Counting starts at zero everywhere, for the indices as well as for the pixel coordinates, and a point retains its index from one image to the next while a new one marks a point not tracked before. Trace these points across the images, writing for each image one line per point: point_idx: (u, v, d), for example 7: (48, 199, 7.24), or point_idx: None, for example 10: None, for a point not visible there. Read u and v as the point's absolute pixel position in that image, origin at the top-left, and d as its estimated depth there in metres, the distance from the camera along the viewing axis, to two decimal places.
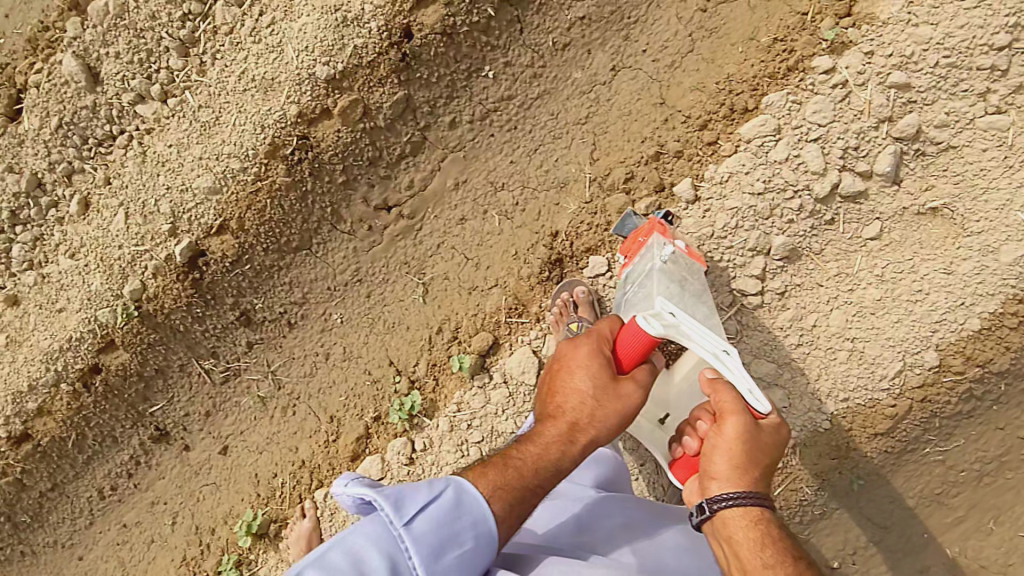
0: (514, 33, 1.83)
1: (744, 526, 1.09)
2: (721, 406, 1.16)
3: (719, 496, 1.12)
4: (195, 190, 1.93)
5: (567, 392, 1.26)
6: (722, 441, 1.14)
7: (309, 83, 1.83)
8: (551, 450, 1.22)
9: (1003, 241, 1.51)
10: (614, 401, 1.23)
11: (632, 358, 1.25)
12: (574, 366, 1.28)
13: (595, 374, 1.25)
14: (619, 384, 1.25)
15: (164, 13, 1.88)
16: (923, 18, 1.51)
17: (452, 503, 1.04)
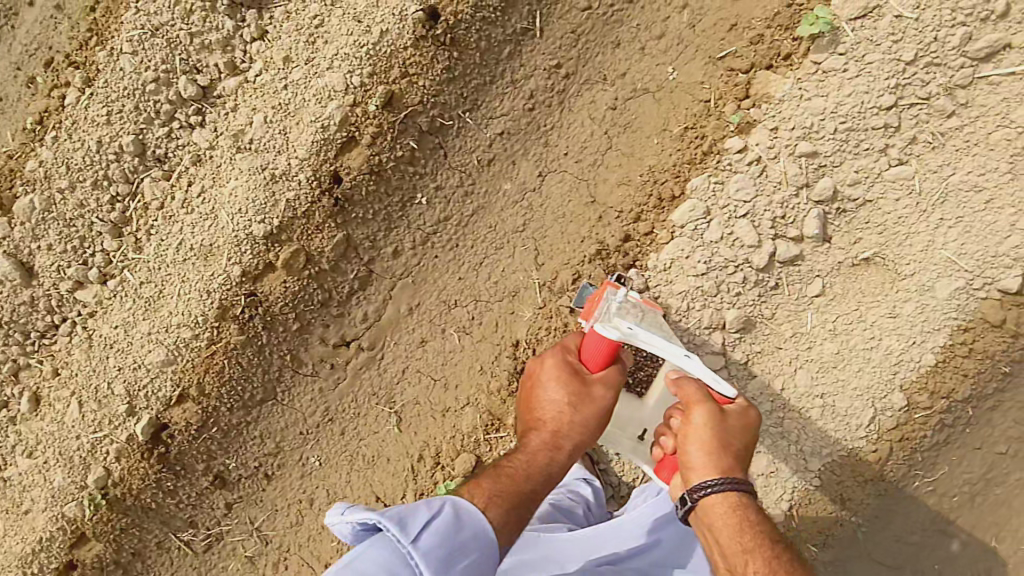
0: (440, 158, 1.91)
1: (724, 513, 1.26)
2: (689, 398, 1.34)
3: (699, 485, 1.28)
4: (148, 365, 1.88)
5: (545, 401, 1.48)
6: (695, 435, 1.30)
7: (247, 242, 1.85)
8: (538, 454, 1.43)
9: (935, 278, 1.60)
10: (587, 405, 1.45)
11: (596, 362, 1.46)
12: (547, 378, 1.50)
13: (566, 383, 1.47)
14: (587, 386, 1.47)
15: (93, 200, 1.89)
16: (811, 92, 1.64)
17: (452, 518, 1.13)
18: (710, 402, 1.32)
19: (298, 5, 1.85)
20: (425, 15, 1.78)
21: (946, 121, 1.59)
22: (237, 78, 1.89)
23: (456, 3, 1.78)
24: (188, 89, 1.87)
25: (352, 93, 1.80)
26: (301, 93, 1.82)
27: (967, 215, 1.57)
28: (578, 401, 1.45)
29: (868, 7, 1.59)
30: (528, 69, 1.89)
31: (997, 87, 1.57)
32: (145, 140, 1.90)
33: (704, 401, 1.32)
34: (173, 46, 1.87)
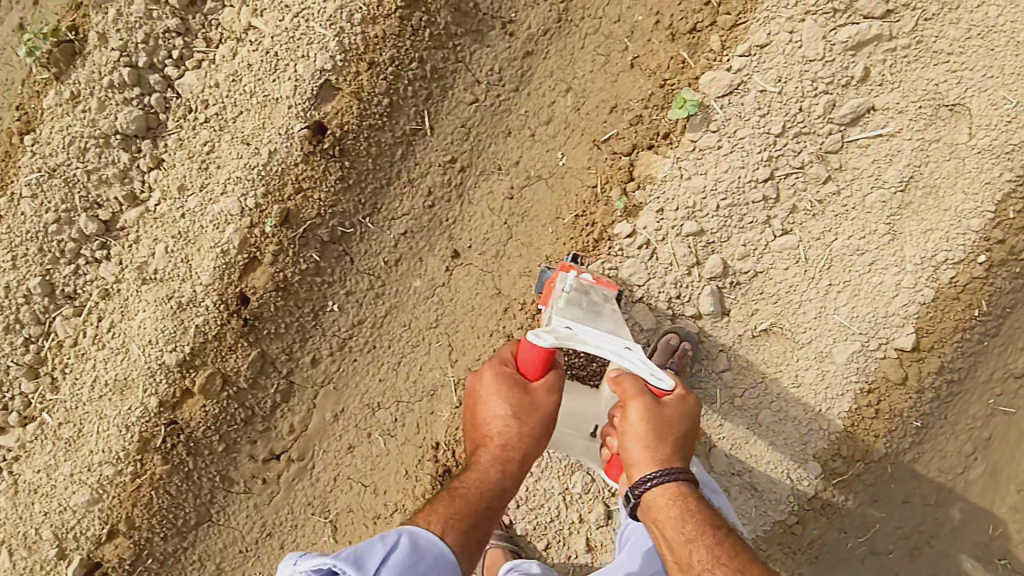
0: (346, 265, 1.91)
1: (664, 505, 1.17)
2: (624, 394, 1.21)
3: (639, 480, 1.18)
4: (74, 506, 1.87)
5: (488, 417, 1.26)
6: (632, 429, 1.17)
7: (161, 372, 1.85)
8: (487, 475, 1.24)
9: (831, 344, 1.65)
10: (534, 413, 1.24)
11: (534, 368, 1.24)
12: (487, 391, 1.26)
13: (507, 395, 1.24)
14: (531, 394, 1.25)
15: (5, 344, 1.88)
16: (690, 170, 1.66)
17: (410, 547, 1.04)
18: (643, 394, 1.20)
19: (188, 131, 1.84)
20: (311, 131, 1.77)
21: (823, 187, 1.62)
22: (138, 209, 1.88)
23: (341, 116, 1.77)
24: (89, 226, 1.86)
25: (249, 215, 1.80)
26: (199, 220, 1.82)
27: (855, 278, 1.63)
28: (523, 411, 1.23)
29: (732, 85, 1.62)
30: (424, 165, 1.88)
31: (867, 150, 1.61)
32: (53, 280, 1.88)
33: (637, 395, 1.19)
34: (71, 185, 1.85)
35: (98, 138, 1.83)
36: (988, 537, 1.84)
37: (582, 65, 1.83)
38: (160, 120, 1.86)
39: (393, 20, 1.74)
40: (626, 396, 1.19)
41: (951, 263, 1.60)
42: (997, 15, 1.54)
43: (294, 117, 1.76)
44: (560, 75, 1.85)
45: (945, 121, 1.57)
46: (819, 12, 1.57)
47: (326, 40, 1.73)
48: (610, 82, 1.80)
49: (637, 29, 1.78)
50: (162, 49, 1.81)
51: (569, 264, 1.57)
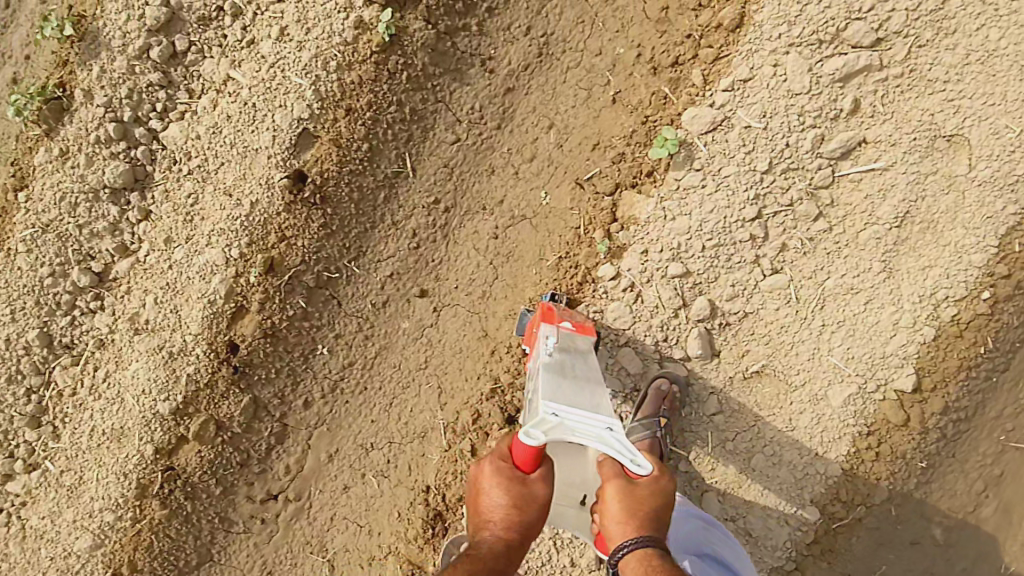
0: (334, 309, 1.91)
1: (636, 573, 1.11)
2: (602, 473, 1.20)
3: (615, 550, 1.15)
4: (78, 551, 1.91)
5: (489, 509, 1.14)
6: (607, 506, 1.16)
7: (156, 420, 1.88)
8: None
9: (827, 387, 1.59)
10: (535, 504, 1.13)
11: (531, 460, 1.13)
12: (485, 482, 1.15)
13: (507, 486, 1.13)
14: (530, 486, 1.14)
15: (9, 395, 1.93)
16: (673, 209, 1.61)
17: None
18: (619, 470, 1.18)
19: (174, 182, 1.87)
20: (291, 180, 1.78)
21: (814, 223, 1.56)
22: (129, 260, 1.91)
23: (321, 164, 1.78)
24: (82, 278, 1.90)
25: (234, 265, 1.82)
26: (186, 271, 1.84)
27: (849, 318, 1.56)
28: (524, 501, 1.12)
29: (715, 121, 1.57)
30: (408, 208, 1.86)
31: (859, 184, 1.53)
32: (50, 331, 1.92)
33: (615, 473, 1.18)
34: (64, 240, 1.89)
35: (87, 193, 1.87)
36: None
37: (565, 100, 1.78)
38: (146, 171, 1.89)
39: (369, 65, 1.73)
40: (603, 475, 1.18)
41: (953, 300, 1.52)
42: (998, 38, 1.44)
43: (275, 166, 1.78)
44: (543, 111, 1.80)
45: (942, 152, 1.49)
46: (802, 44, 1.51)
47: (303, 88, 1.74)
48: (593, 117, 1.75)
49: (619, 62, 1.73)
50: (146, 103, 1.86)
51: (547, 309, 1.49)
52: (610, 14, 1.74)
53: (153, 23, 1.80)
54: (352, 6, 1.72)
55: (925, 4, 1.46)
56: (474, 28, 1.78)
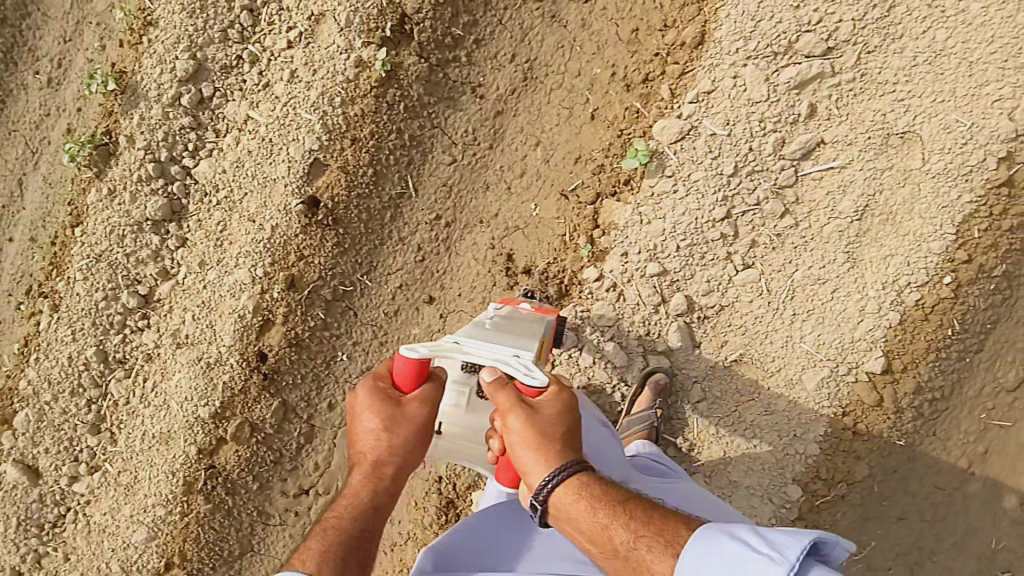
0: (350, 318, 2.11)
1: (573, 502, 1.15)
2: (500, 405, 1.18)
3: (540, 487, 1.15)
4: (136, 543, 2.15)
5: (360, 436, 1.25)
6: (515, 438, 1.14)
7: (198, 424, 2.09)
8: (360, 495, 1.25)
9: (801, 371, 1.69)
10: (404, 428, 1.22)
11: (407, 379, 1.22)
12: (359, 407, 1.25)
13: (377, 410, 1.23)
14: (402, 410, 1.22)
15: (73, 406, 2.19)
16: (648, 214, 1.75)
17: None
18: (517, 400, 1.16)
19: (205, 213, 2.12)
20: (307, 205, 2.00)
21: (781, 220, 1.67)
22: (170, 282, 2.16)
23: (332, 189, 1.99)
24: (130, 301, 2.16)
25: (260, 283, 2.04)
26: (218, 290, 2.08)
27: (818, 307, 1.67)
28: (390, 429, 1.22)
29: (682, 131, 1.71)
30: (412, 225, 2.07)
31: (821, 182, 1.65)
32: (106, 348, 2.18)
33: (514, 403, 1.16)
34: (114, 266, 2.15)
35: (132, 225, 2.13)
36: (1009, 557, 1.74)
37: (549, 119, 1.96)
38: (182, 204, 2.15)
39: (370, 99, 1.95)
40: (502, 408, 1.16)
41: (916, 285, 1.61)
42: (945, 38, 1.54)
43: (291, 193, 2.00)
44: (529, 130, 1.98)
45: (897, 148, 1.59)
46: (759, 57, 1.65)
47: (312, 123, 1.97)
48: (575, 134, 1.92)
49: (596, 82, 1.90)
50: (179, 143, 2.12)
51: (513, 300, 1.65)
52: (587, 38, 1.92)
53: (183, 74, 2.06)
54: (352, 48, 1.94)
55: (870, 13, 1.57)
56: (464, 59, 1.99)
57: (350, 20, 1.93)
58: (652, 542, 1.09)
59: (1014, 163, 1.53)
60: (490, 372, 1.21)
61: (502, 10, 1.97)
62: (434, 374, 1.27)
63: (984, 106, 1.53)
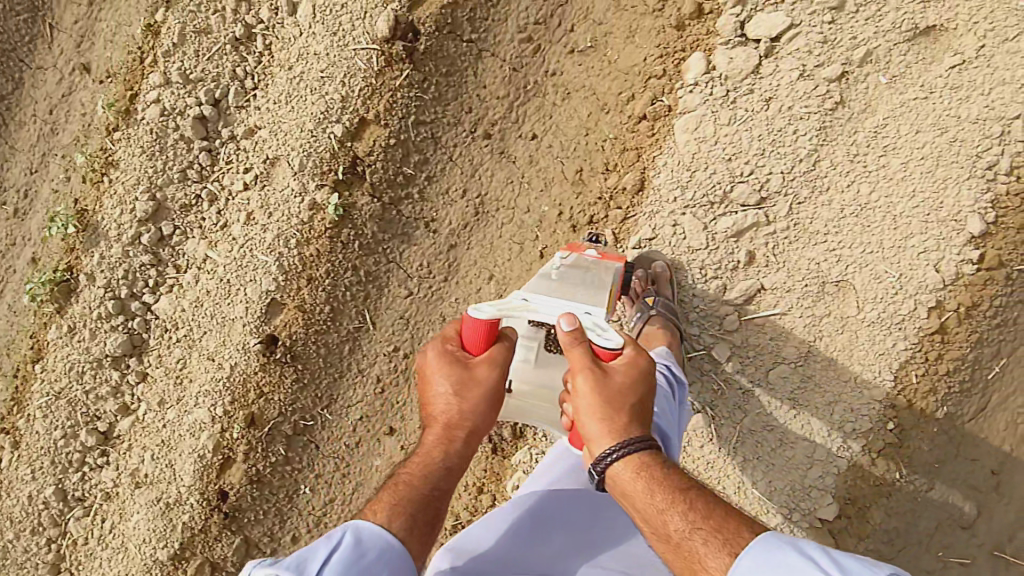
0: (312, 452, 2.13)
1: (630, 478, 1.13)
2: (571, 363, 1.17)
3: (601, 456, 1.15)
4: None
5: (433, 396, 1.25)
6: (581, 402, 1.15)
7: (157, 565, 2.07)
8: (433, 456, 1.23)
9: (755, 516, 1.69)
10: (475, 389, 1.22)
11: (476, 342, 1.23)
12: (429, 369, 1.26)
13: (449, 372, 1.23)
14: (475, 370, 1.23)
15: (32, 545, 2.16)
16: None
17: (353, 544, 1.05)
18: (589, 361, 1.16)
19: (166, 349, 2.14)
20: (264, 344, 2.03)
21: (727, 365, 1.69)
22: (129, 417, 2.17)
23: (289, 327, 2.02)
24: (90, 438, 2.16)
25: (219, 421, 2.04)
26: (177, 429, 2.08)
27: (766, 452, 1.68)
28: (462, 389, 1.22)
29: None
30: (371, 356, 2.11)
31: (763, 328, 1.67)
32: (65, 486, 2.17)
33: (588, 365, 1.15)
34: (74, 403, 2.15)
35: (92, 362, 2.14)
36: None
37: (502, 253, 2.03)
38: (142, 339, 2.17)
39: (324, 239, 1.99)
40: (575, 367, 1.15)
41: (860, 430, 1.62)
42: (868, 192, 1.61)
43: (249, 332, 2.02)
44: (482, 263, 2.05)
45: (833, 295, 1.63)
46: (695, 205, 1.70)
47: (268, 264, 2.01)
48: (526, 270, 2.00)
49: (544, 219, 1.97)
50: (139, 280, 2.15)
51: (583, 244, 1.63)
52: (535, 175, 2.00)
53: (142, 215, 2.11)
54: (306, 190, 1.99)
55: (798, 167, 1.64)
56: (416, 195, 2.05)
57: (303, 164, 1.98)
58: (708, 537, 1.05)
59: (943, 311, 1.59)
60: (569, 322, 1.18)
61: (452, 147, 2.04)
62: (505, 334, 1.27)
63: (911, 257, 1.59)
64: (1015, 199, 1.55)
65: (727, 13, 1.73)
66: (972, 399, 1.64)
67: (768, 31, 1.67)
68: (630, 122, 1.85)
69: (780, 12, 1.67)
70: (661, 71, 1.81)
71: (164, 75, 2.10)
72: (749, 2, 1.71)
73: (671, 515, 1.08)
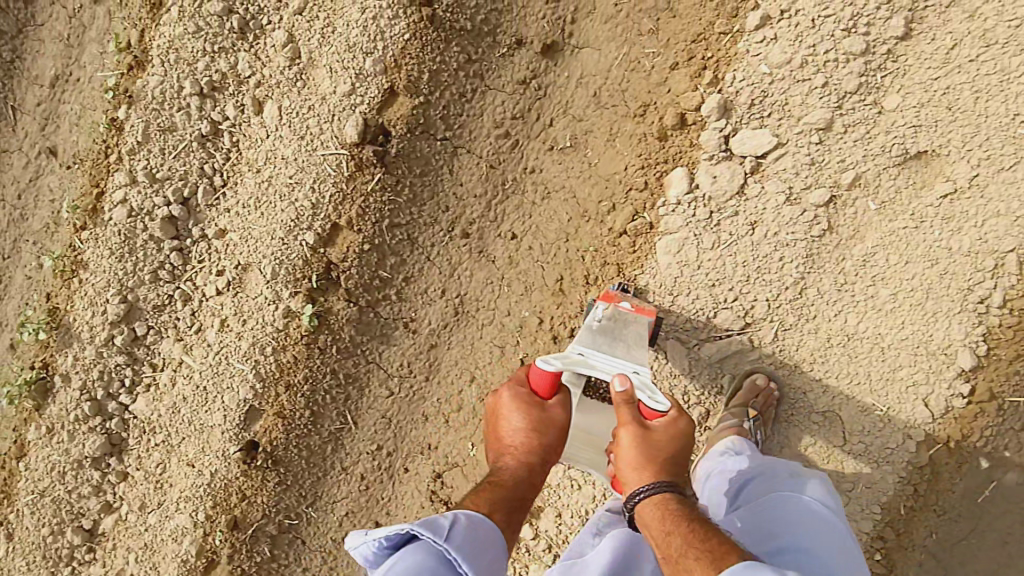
0: (297, 550, 2.10)
1: (652, 515, 1.21)
2: (620, 419, 1.24)
3: (631, 496, 1.24)
4: None
5: (509, 432, 1.32)
6: (622, 450, 1.23)
7: None
8: (514, 480, 1.31)
9: None
10: (551, 428, 1.30)
11: (547, 387, 1.30)
12: (506, 408, 1.33)
13: (527, 411, 1.31)
14: (548, 410, 1.31)
15: None
16: (580, 479, 1.81)
17: (471, 518, 1.15)
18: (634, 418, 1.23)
19: (145, 450, 2.11)
20: (244, 450, 2.00)
21: None
22: (112, 516, 2.15)
23: (269, 433, 1.99)
24: (75, 537, 2.13)
25: (201, 526, 2.03)
26: (159, 534, 2.07)
27: None
28: (539, 426, 1.30)
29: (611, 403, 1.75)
30: (354, 454, 2.07)
31: None
32: None
33: (630, 419, 1.23)
34: (57, 502, 2.11)
35: (72, 463, 2.09)
36: None
37: (482, 355, 1.98)
38: (122, 438, 2.13)
39: (301, 345, 1.94)
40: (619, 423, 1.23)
41: None
42: (855, 322, 1.58)
43: (229, 439, 1.99)
44: (463, 364, 2.01)
45: (817, 423, 1.63)
46: (678, 331, 1.68)
47: (244, 371, 1.96)
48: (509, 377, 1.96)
49: (525, 325, 1.93)
50: (115, 380, 2.09)
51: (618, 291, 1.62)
52: (515, 277, 1.93)
53: (114, 316, 2.03)
54: (280, 297, 1.93)
55: (784, 293, 1.61)
56: (394, 296, 1.98)
57: (276, 271, 1.92)
58: (700, 557, 1.09)
59: (932, 444, 1.58)
60: (621, 382, 1.22)
61: (429, 247, 1.96)
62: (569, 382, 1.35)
63: (899, 389, 1.57)
64: (1009, 332, 1.51)
65: (710, 128, 1.66)
66: (959, 523, 1.61)
67: (753, 149, 1.61)
68: (610, 236, 1.80)
69: (766, 129, 1.60)
70: (642, 183, 1.75)
71: (130, 173, 1.98)
72: (733, 115, 1.64)
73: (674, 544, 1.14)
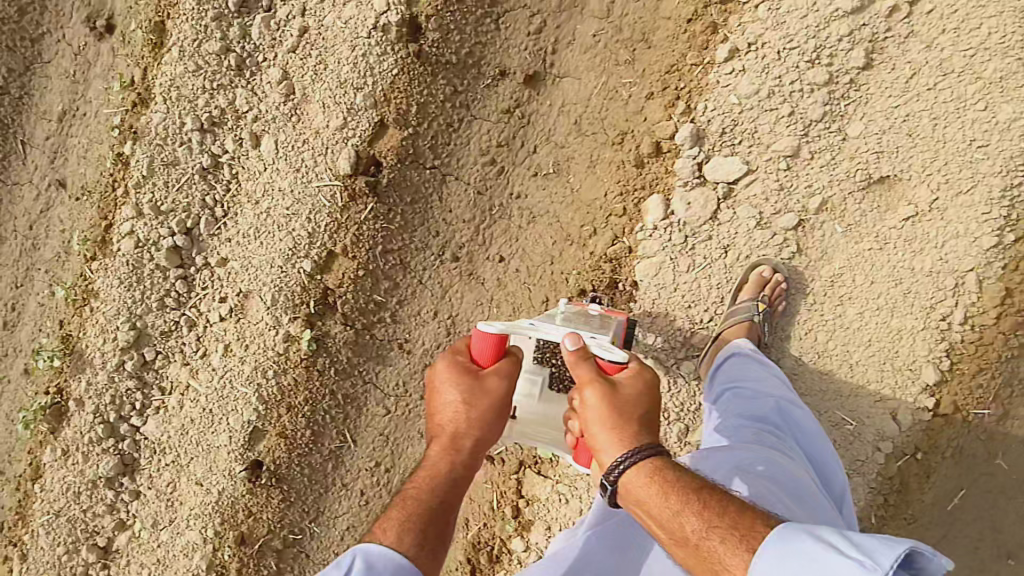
0: (302, 561, 2.21)
1: (645, 485, 1.14)
2: (579, 377, 1.23)
3: (612, 465, 1.17)
4: None
5: (442, 406, 1.32)
6: (591, 412, 1.19)
7: None
8: (440, 466, 1.30)
9: None
10: (482, 398, 1.30)
11: (487, 355, 1.32)
12: (440, 381, 1.33)
13: (458, 384, 1.31)
14: (482, 380, 1.31)
15: None
16: (567, 493, 1.91)
17: (363, 568, 1.11)
18: (598, 377, 1.22)
19: (156, 469, 2.21)
20: (250, 469, 2.10)
21: None
22: (126, 533, 2.25)
23: (273, 453, 2.09)
24: (92, 553, 2.23)
25: (211, 541, 2.14)
26: (172, 548, 2.18)
27: None
28: (469, 399, 1.30)
29: None
30: (354, 471, 2.18)
31: None
32: None
33: (593, 376, 1.22)
34: (73, 521, 2.21)
35: (87, 483, 2.19)
36: None
37: None
38: (133, 458, 2.22)
39: (301, 368, 2.04)
40: (582, 380, 1.22)
41: None
42: (825, 340, 1.68)
43: (235, 459, 2.10)
44: None
45: None
46: (656, 352, 1.78)
47: (248, 395, 2.07)
48: None
49: None
50: (126, 404, 2.19)
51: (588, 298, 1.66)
52: (503, 298, 2.01)
53: (124, 343, 2.12)
54: (280, 323, 2.03)
55: None
56: (388, 319, 2.08)
57: (275, 299, 2.02)
58: (726, 534, 1.03)
59: (900, 455, 1.66)
60: (573, 341, 1.27)
61: (421, 272, 2.05)
62: (510, 351, 1.37)
63: (867, 404, 1.66)
64: (971, 347, 1.59)
65: (685, 155, 1.73)
66: (929, 530, 1.68)
67: (725, 175, 1.69)
68: (591, 260, 1.88)
69: (736, 158, 1.69)
70: (621, 209, 1.84)
71: (136, 208, 2.08)
72: (706, 143, 1.72)
73: (688, 519, 1.07)
